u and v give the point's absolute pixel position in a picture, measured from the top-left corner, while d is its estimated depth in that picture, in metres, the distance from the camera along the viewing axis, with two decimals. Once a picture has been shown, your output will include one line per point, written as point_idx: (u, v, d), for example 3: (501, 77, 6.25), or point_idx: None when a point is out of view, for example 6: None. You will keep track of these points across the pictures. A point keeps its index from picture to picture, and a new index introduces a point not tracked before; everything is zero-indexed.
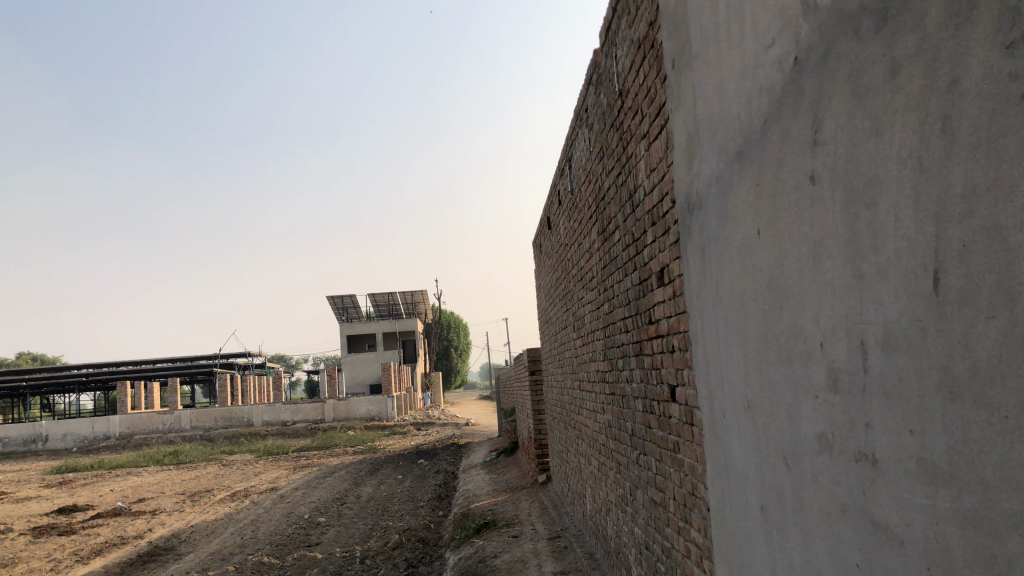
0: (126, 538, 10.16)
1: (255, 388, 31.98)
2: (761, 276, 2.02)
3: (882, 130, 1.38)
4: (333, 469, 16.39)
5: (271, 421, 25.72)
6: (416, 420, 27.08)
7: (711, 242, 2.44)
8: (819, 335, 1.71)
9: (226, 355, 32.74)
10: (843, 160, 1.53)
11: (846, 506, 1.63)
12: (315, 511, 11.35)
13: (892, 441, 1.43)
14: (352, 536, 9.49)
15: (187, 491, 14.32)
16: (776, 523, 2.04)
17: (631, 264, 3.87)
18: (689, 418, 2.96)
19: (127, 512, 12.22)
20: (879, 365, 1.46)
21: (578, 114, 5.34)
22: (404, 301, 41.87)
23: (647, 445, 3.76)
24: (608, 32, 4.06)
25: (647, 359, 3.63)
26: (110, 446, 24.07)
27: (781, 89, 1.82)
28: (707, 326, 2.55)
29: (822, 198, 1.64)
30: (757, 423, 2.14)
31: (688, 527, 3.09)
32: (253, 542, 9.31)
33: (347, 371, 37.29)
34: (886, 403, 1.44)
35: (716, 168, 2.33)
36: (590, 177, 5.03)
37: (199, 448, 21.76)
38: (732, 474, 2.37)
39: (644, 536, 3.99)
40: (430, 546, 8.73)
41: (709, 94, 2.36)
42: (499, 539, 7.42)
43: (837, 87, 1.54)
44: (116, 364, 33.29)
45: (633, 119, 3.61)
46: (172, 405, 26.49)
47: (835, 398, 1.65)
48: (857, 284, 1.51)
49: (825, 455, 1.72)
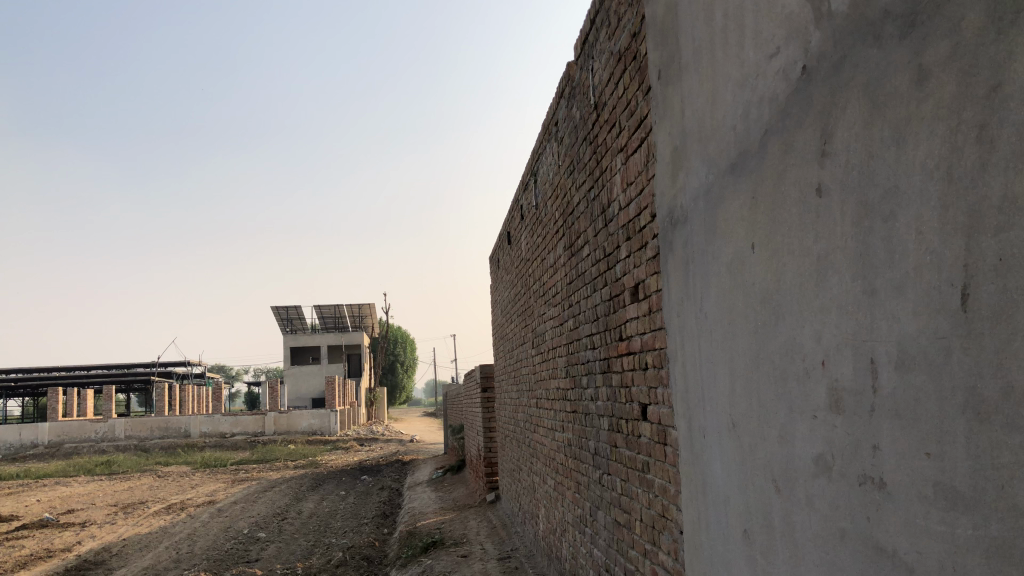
0: (54, 551, 9.70)
1: (194, 398, 31.21)
2: (754, 291, 1.97)
3: (903, 141, 1.34)
4: (273, 483, 15.99)
5: (210, 432, 25.05)
6: (359, 435, 26.69)
7: (696, 257, 2.38)
8: (821, 353, 1.65)
9: (165, 364, 31.90)
10: (855, 171, 1.49)
11: (845, 531, 1.57)
12: (255, 526, 11.02)
13: (904, 464, 1.37)
14: (293, 552, 9.22)
15: (119, 503, 13.81)
16: (761, 547, 1.98)
17: (601, 280, 3.82)
18: (662, 437, 2.88)
19: (55, 524, 11.70)
20: (891, 385, 1.40)
21: (546, 128, 5.30)
22: (351, 314, 41.32)
23: (612, 465, 3.69)
24: (584, 45, 4.02)
25: (615, 377, 3.57)
26: (38, 454, 23.18)
27: (785, 100, 1.77)
28: (688, 343, 2.48)
29: (830, 212, 1.58)
30: (743, 443, 2.07)
31: (656, 549, 3.02)
32: (190, 557, 8.97)
33: (290, 383, 36.61)
34: (897, 424, 1.39)
35: (706, 181, 2.28)
36: (557, 191, 4.97)
37: (134, 458, 21.10)
38: (711, 497, 2.30)
39: (604, 559, 3.90)
40: (375, 565, 8.52)
41: (699, 104, 2.31)
42: (447, 558, 7.26)
43: (852, 95, 1.49)
44: (48, 370, 32.19)
45: (609, 133, 3.56)
46: (107, 413, 25.62)
47: (836, 419, 1.59)
48: (868, 300, 1.46)
49: (823, 479, 1.65)
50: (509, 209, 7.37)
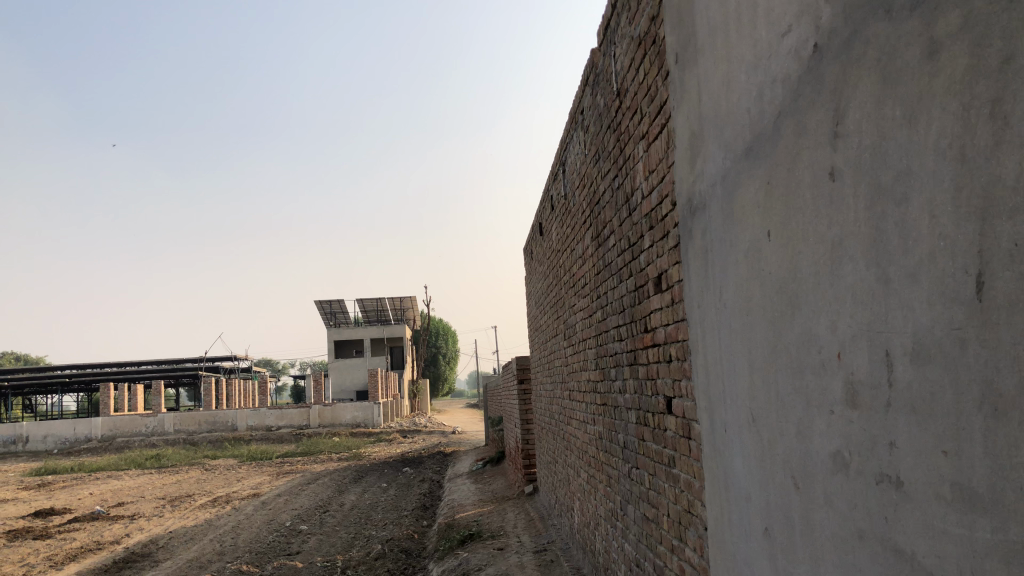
0: (103, 543, 9.92)
1: (241, 392, 31.73)
2: (771, 281, 1.89)
3: (914, 121, 1.26)
4: (317, 476, 16.16)
5: (256, 426, 25.40)
6: (402, 427, 26.87)
7: (714, 246, 2.30)
8: (837, 345, 1.57)
9: (213, 359, 32.49)
10: (868, 154, 1.41)
11: (863, 531, 1.50)
12: (297, 518, 11.14)
13: (921, 462, 1.29)
14: (333, 545, 9.29)
15: (167, 496, 14.08)
16: (782, 546, 1.91)
17: (626, 270, 3.74)
18: (686, 432, 2.81)
19: (105, 517, 11.97)
20: (906, 378, 1.33)
21: (572, 117, 5.23)
22: (394, 308, 41.56)
23: (640, 459, 3.62)
24: (607, 31, 3.93)
25: (641, 369, 3.50)
26: (92, 449, 23.77)
27: (797, 80, 1.69)
28: (708, 335, 2.41)
29: (843, 198, 1.50)
30: (763, 438, 1.99)
31: (682, 545, 2.95)
32: (233, 550, 9.09)
33: (334, 376, 36.98)
34: (913, 420, 1.31)
35: (723, 167, 2.20)
36: (584, 181, 4.90)
37: (182, 452, 21.52)
38: (733, 493, 2.23)
39: (634, 553, 3.85)
40: (414, 557, 8.54)
41: (715, 88, 2.23)
42: (483, 551, 7.25)
43: (863, 74, 1.41)
44: (100, 366, 32.99)
45: (632, 120, 3.48)
46: (156, 408, 26.16)
47: (853, 414, 1.52)
48: (882, 289, 1.38)
49: (840, 476, 1.58)
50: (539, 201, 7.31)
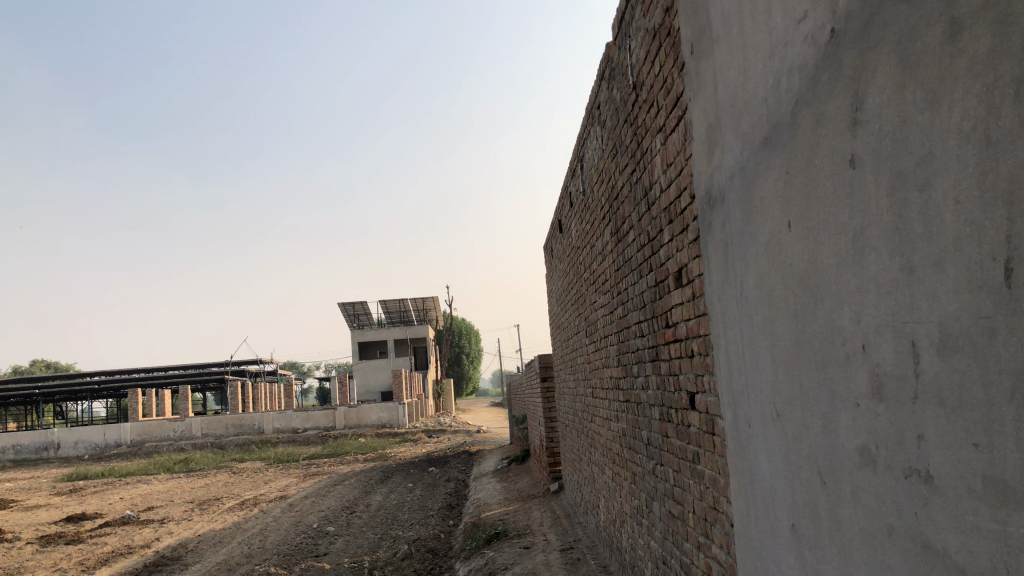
0: (134, 548, 10.02)
1: (267, 395, 31.96)
2: (792, 273, 1.85)
3: (936, 105, 1.23)
4: (343, 477, 16.25)
5: (282, 429, 25.55)
6: (427, 427, 26.91)
7: (734, 239, 2.27)
8: (861, 337, 1.54)
9: (238, 362, 32.76)
10: (888, 139, 1.37)
11: (893, 527, 1.46)
12: (324, 520, 11.19)
13: (951, 455, 1.26)
14: (360, 546, 9.32)
15: (196, 499, 14.21)
16: (809, 543, 1.87)
17: (647, 265, 3.71)
18: (711, 427, 2.78)
19: (135, 522, 12.10)
20: (933, 370, 1.29)
21: (589, 112, 5.20)
22: (416, 308, 41.65)
23: (665, 455, 3.59)
24: (621, 24, 3.90)
25: (664, 365, 3.46)
26: (122, 454, 24.06)
27: (814, 67, 1.65)
28: (730, 329, 2.37)
29: (865, 186, 1.47)
30: (788, 434, 1.96)
31: (709, 542, 2.91)
32: (261, 552, 9.15)
33: (358, 377, 37.13)
34: (941, 411, 1.28)
35: (741, 158, 2.16)
36: (602, 177, 4.87)
37: (210, 456, 21.71)
38: (759, 489, 2.19)
39: (661, 551, 3.81)
40: (441, 557, 8.55)
41: (731, 78, 2.19)
42: (510, 549, 7.23)
43: (882, 59, 1.37)
44: (128, 372, 33.37)
45: (648, 113, 3.44)
46: (184, 413, 26.41)
47: (879, 408, 1.48)
48: (907, 278, 1.34)
49: (868, 471, 1.54)
50: (558, 198, 7.29)
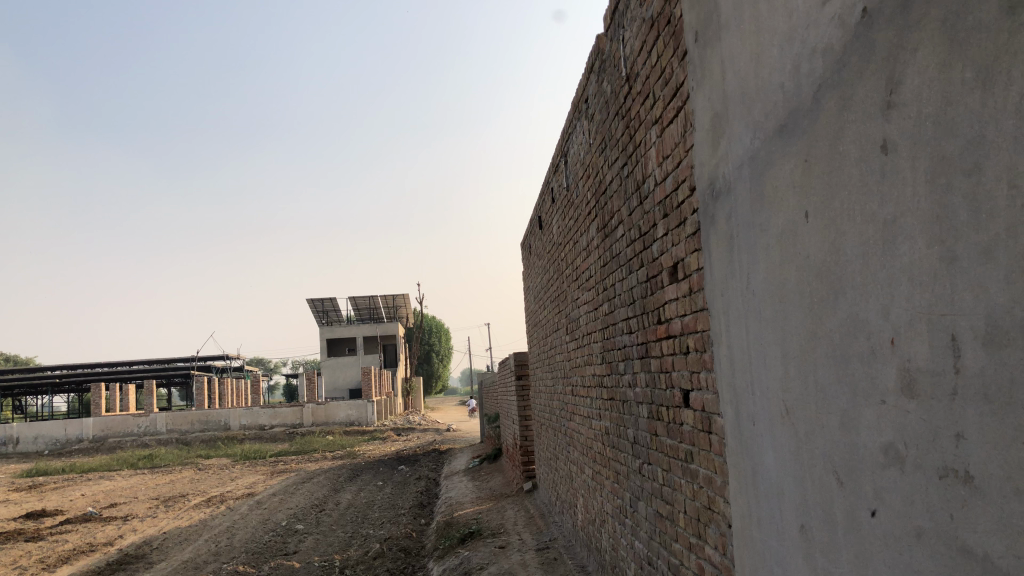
0: (96, 545, 9.76)
1: (234, 391, 31.50)
2: (809, 265, 1.79)
3: (991, 82, 1.16)
4: (312, 474, 16.04)
5: (249, 425, 25.19)
6: (396, 425, 26.70)
7: (741, 230, 2.19)
8: (889, 330, 1.47)
9: (206, 357, 32.29)
10: (928, 122, 1.30)
11: (923, 530, 1.40)
12: (292, 518, 11.00)
13: (997, 455, 1.19)
14: (331, 544, 9.17)
15: (160, 496, 13.92)
16: (821, 545, 1.81)
17: (637, 260, 3.64)
18: (706, 425, 2.71)
19: (97, 519, 11.80)
20: (977, 364, 1.23)
21: (576, 106, 5.13)
22: (386, 305, 41.36)
23: (653, 453, 3.53)
24: (614, 14, 3.83)
25: (654, 361, 3.40)
26: (83, 450, 23.55)
27: (841, 49, 1.58)
28: (733, 324, 2.31)
29: (899, 172, 1.40)
30: (799, 432, 1.89)
31: (702, 542, 2.85)
32: (228, 550, 8.94)
33: (327, 374, 36.76)
34: (986, 408, 1.21)
35: (751, 147, 2.10)
36: (588, 171, 4.80)
37: (175, 452, 21.33)
38: (764, 489, 2.13)
39: (646, 551, 3.75)
40: (413, 556, 8.43)
41: (741, 63, 2.12)
42: (485, 549, 7.14)
43: (924, 37, 1.31)
44: (91, 367, 32.69)
45: (642, 106, 3.38)
46: (148, 408, 25.93)
47: (909, 404, 1.41)
48: (948, 267, 1.28)
49: (894, 471, 1.48)
50: (539, 195, 7.22)
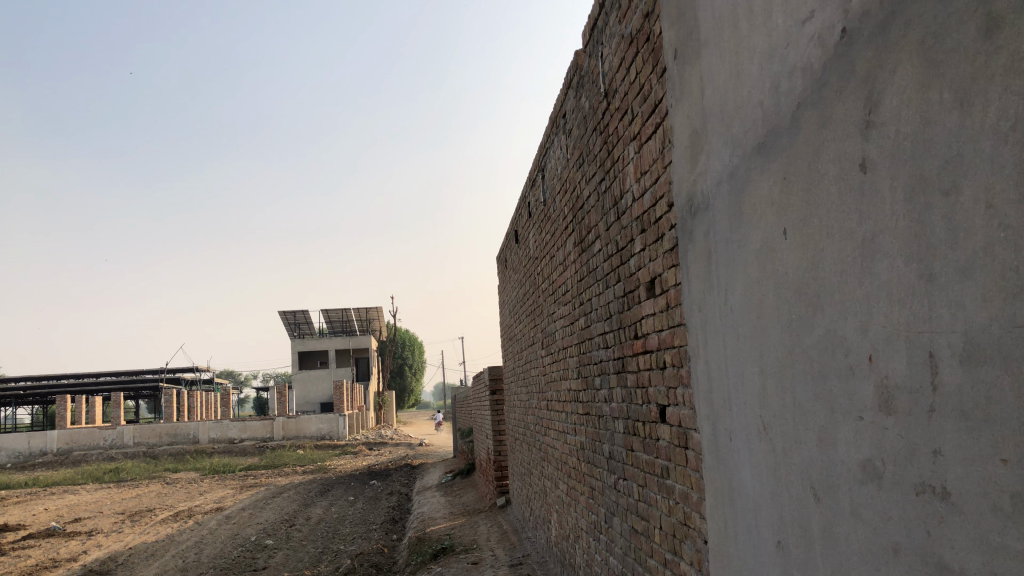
0: (59, 561, 9.55)
1: (203, 404, 31.08)
2: (787, 281, 1.80)
3: (969, 102, 1.18)
4: (282, 489, 15.84)
5: (219, 438, 24.84)
6: (368, 438, 26.48)
7: (719, 245, 2.21)
8: (867, 347, 1.48)
9: (175, 369, 31.86)
10: (907, 141, 1.32)
11: (899, 546, 1.40)
12: (262, 533, 10.85)
13: (974, 472, 1.20)
14: (301, 560, 9.04)
15: (126, 511, 13.65)
16: (797, 560, 1.81)
17: (614, 275, 3.65)
18: (683, 441, 2.71)
19: (61, 534, 11.54)
20: (954, 382, 1.24)
21: (553, 121, 5.14)
22: (359, 318, 41.12)
23: (628, 468, 3.52)
24: (593, 31, 3.85)
25: (630, 376, 3.40)
26: (47, 463, 23.08)
27: (820, 68, 1.60)
28: (711, 339, 2.31)
29: (877, 191, 1.41)
30: (776, 448, 1.90)
31: (677, 558, 2.85)
32: (196, 566, 8.79)
33: (298, 387, 36.40)
34: (964, 425, 1.22)
35: (730, 164, 2.11)
36: (565, 186, 4.81)
37: (142, 466, 20.97)
38: (740, 504, 2.13)
39: (620, 566, 3.74)
40: (384, 572, 8.34)
41: (721, 81, 2.14)
42: (458, 564, 7.08)
43: (903, 57, 1.32)
44: (56, 379, 32.12)
45: (620, 122, 3.40)
46: (115, 421, 25.49)
47: (887, 420, 1.42)
48: (926, 285, 1.29)
49: (871, 487, 1.49)
50: (515, 210, 7.23)
